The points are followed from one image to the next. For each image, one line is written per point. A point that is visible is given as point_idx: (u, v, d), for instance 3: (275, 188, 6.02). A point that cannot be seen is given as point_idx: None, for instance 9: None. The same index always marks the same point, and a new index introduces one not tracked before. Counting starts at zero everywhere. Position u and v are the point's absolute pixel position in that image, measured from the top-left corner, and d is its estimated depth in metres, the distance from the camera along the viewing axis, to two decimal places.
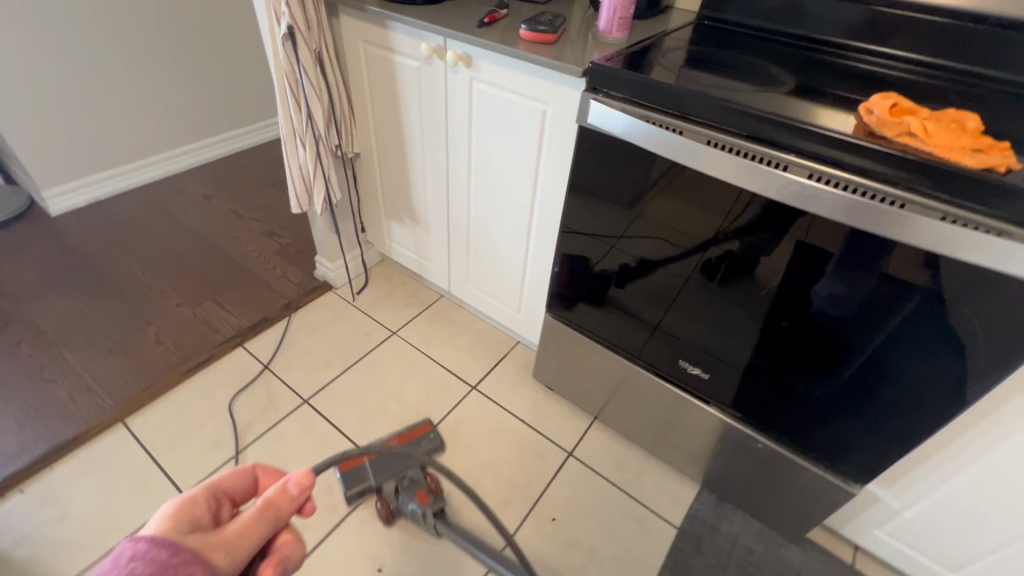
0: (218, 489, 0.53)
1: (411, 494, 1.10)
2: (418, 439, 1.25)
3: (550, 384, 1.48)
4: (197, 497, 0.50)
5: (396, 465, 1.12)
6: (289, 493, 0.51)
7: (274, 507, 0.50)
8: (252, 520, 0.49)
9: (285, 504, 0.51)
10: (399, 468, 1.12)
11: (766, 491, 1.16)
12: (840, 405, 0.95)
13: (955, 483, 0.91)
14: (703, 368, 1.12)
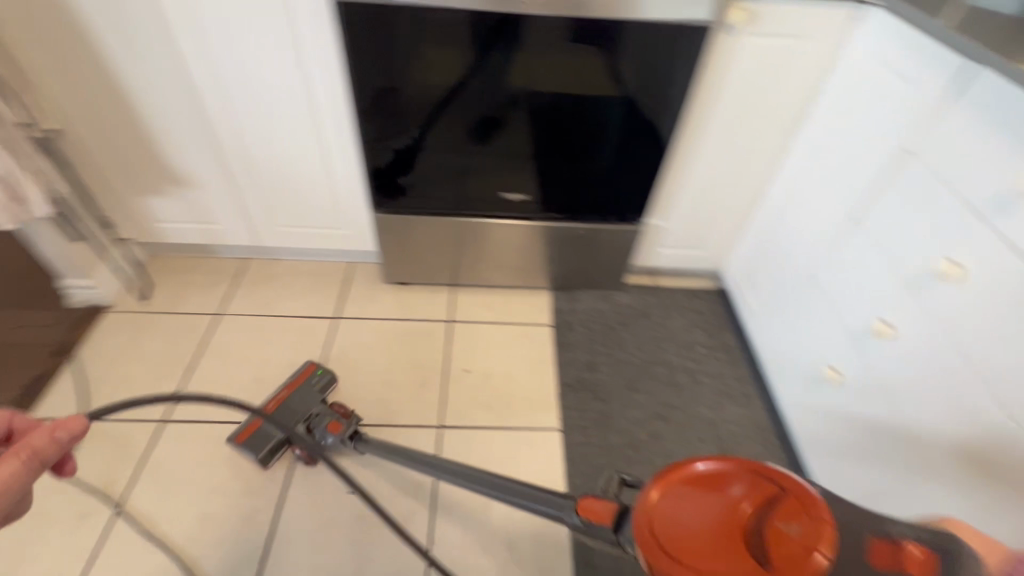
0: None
1: (324, 429, 1.10)
2: (309, 379, 1.22)
3: (403, 278, 1.56)
4: None
5: (293, 410, 1.16)
6: (57, 442, 0.54)
7: (41, 454, 0.53)
8: (18, 469, 0.51)
9: (50, 454, 0.53)
10: (302, 408, 1.17)
11: (594, 262, 1.52)
12: (616, 167, 1.29)
13: (689, 188, 1.35)
14: (521, 190, 1.34)
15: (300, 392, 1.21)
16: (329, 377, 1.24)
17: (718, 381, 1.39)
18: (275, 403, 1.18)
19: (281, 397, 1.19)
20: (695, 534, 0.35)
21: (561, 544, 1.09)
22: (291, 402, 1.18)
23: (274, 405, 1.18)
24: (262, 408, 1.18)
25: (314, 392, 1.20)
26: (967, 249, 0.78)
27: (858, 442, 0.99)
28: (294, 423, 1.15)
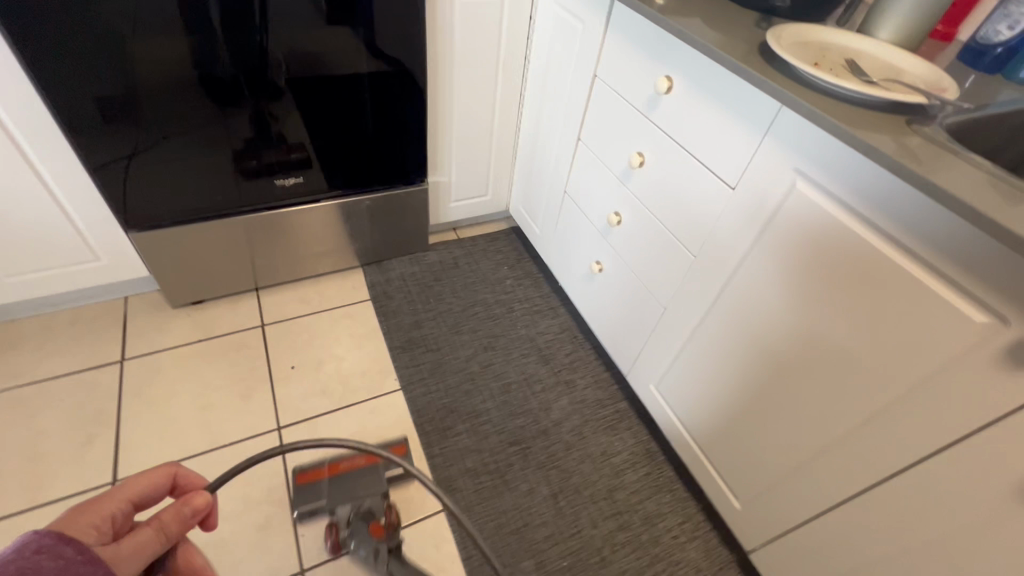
0: (133, 495, 0.58)
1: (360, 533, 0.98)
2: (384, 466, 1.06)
3: (194, 297, 1.43)
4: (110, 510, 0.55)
5: (354, 491, 1.03)
6: (182, 516, 0.59)
7: (169, 527, 0.57)
8: (152, 538, 0.55)
9: (175, 528, 0.58)
10: (361, 496, 1.02)
11: (393, 229, 1.58)
12: (382, 134, 1.35)
13: (456, 141, 1.48)
14: (295, 175, 1.32)
15: (374, 472, 1.06)
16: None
17: (526, 303, 1.59)
18: (343, 469, 1.06)
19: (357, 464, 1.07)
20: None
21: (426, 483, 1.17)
22: (357, 478, 1.04)
23: (343, 470, 1.06)
24: (335, 463, 1.07)
25: (382, 482, 1.03)
26: (642, 144, 1.03)
27: (622, 313, 1.25)
28: (344, 503, 1.02)
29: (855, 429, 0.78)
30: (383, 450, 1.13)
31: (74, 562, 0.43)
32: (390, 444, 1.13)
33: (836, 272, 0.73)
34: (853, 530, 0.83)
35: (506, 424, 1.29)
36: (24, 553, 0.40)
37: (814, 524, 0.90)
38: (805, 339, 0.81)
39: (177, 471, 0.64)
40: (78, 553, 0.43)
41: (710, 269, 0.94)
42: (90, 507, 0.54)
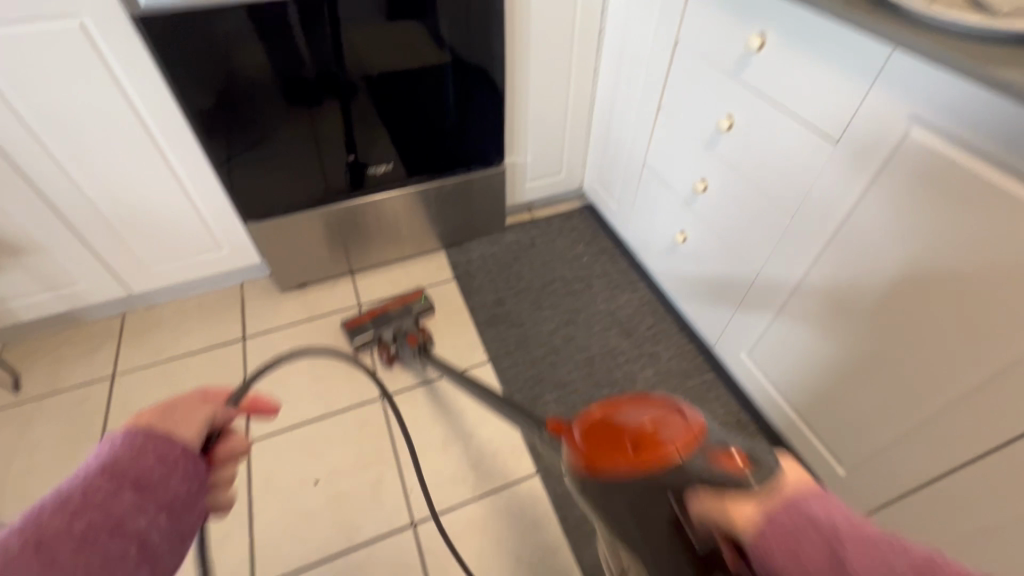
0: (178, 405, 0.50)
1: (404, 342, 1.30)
2: (409, 303, 1.41)
3: (298, 281, 1.57)
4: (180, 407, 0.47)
5: (391, 320, 1.36)
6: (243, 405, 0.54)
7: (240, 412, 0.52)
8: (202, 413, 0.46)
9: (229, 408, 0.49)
10: (397, 321, 1.35)
11: (472, 211, 1.64)
12: (463, 118, 1.41)
13: (531, 121, 1.51)
14: (385, 162, 1.42)
15: (404, 309, 1.39)
16: (427, 304, 1.42)
17: (605, 279, 1.60)
18: (379, 311, 1.39)
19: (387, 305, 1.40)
20: (634, 424, 0.40)
21: (519, 449, 1.23)
22: (392, 313, 1.38)
23: (380, 312, 1.39)
24: (372, 310, 1.39)
25: (411, 312, 1.38)
26: (731, 106, 1.01)
27: (709, 283, 1.24)
28: (388, 328, 1.34)
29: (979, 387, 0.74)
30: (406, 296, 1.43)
31: (148, 447, 0.39)
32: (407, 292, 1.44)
33: (957, 224, 0.70)
34: (976, 497, 0.79)
35: (592, 394, 1.33)
36: (81, 476, 0.35)
37: (929, 492, 0.86)
38: (919, 297, 0.77)
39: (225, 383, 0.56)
40: (153, 443, 0.39)
41: (809, 230, 0.92)
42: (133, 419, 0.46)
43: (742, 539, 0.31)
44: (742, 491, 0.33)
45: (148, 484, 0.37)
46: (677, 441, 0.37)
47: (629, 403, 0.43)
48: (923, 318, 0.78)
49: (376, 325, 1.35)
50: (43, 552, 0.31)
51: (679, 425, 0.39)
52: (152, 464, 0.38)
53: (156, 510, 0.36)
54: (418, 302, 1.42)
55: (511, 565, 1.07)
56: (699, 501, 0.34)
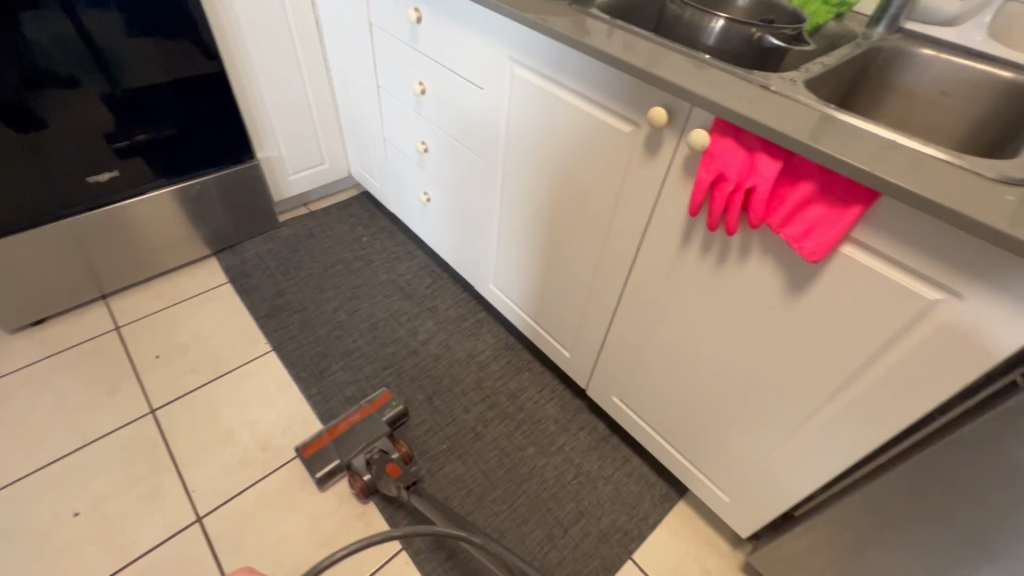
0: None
1: (379, 472, 1.03)
2: (375, 412, 1.21)
3: (31, 316, 1.39)
4: None
5: (364, 438, 1.14)
6: None
7: None
8: None
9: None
10: (369, 440, 1.14)
11: (236, 211, 1.62)
12: (192, 117, 1.38)
13: (273, 113, 1.54)
14: (107, 170, 1.32)
15: (374, 420, 1.18)
16: (401, 408, 1.23)
17: (384, 253, 1.71)
18: (343, 430, 1.17)
19: (352, 420, 1.18)
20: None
21: (309, 420, 1.27)
22: (360, 429, 1.17)
23: (343, 429, 1.17)
24: (333, 428, 1.17)
25: (382, 424, 1.17)
26: (419, 73, 1.18)
27: (455, 233, 1.41)
28: (357, 452, 1.12)
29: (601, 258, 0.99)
30: (370, 404, 1.22)
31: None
32: (374, 398, 1.23)
33: (553, 133, 0.92)
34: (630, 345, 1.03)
35: (378, 354, 1.42)
36: None
37: (606, 351, 1.10)
38: (557, 197, 1.00)
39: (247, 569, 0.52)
40: None
41: (492, 165, 1.12)
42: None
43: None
44: None
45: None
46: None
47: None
48: (567, 214, 1.00)
49: (344, 452, 1.13)
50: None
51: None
52: None
53: None
54: (388, 412, 1.21)
55: (307, 524, 1.10)
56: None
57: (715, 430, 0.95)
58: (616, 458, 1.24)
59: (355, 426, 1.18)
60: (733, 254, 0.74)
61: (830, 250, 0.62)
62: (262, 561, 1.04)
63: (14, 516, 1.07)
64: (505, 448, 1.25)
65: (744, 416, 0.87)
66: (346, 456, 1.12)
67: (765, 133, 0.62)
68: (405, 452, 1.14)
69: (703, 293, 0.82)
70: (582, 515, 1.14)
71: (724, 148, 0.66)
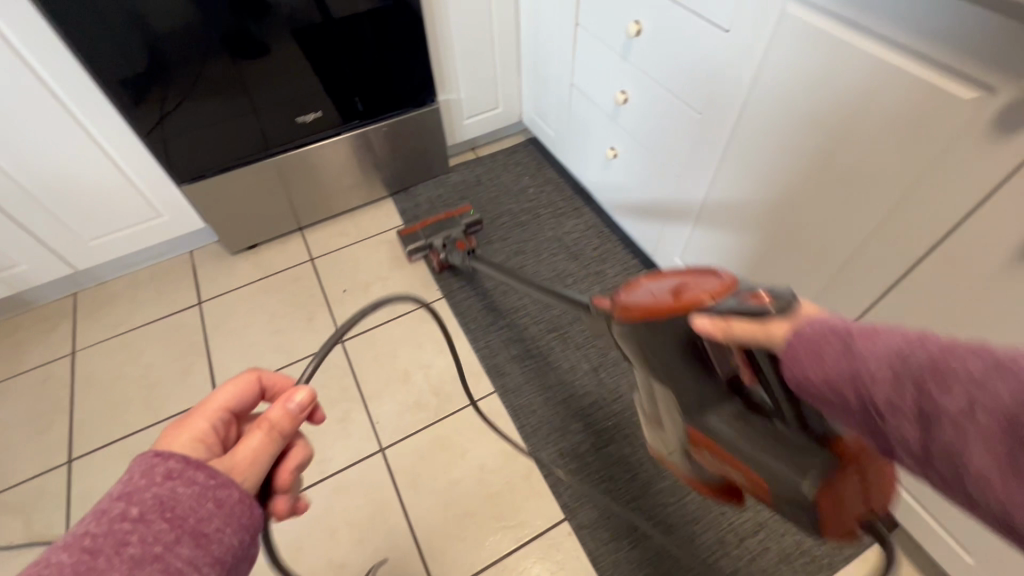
0: (223, 409, 0.53)
1: (452, 247, 1.37)
2: (458, 216, 1.49)
3: (247, 242, 1.56)
4: (200, 425, 0.51)
5: (443, 228, 1.44)
6: (287, 416, 0.51)
7: (275, 425, 0.51)
8: (262, 442, 0.49)
9: (288, 427, 0.52)
10: (448, 230, 1.43)
11: (414, 153, 1.64)
12: (386, 57, 1.38)
13: (458, 53, 1.49)
14: (312, 110, 1.38)
15: (454, 221, 1.46)
16: (475, 219, 1.46)
17: (551, 207, 1.64)
18: (433, 223, 1.47)
19: (439, 219, 1.47)
20: (653, 302, 0.48)
21: (477, 372, 1.29)
22: (444, 224, 1.46)
23: (432, 223, 1.47)
24: (425, 222, 1.47)
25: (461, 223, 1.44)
26: (638, 10, 1.02)
27: (642, 196, 1.28)
28: (438, 236, 1.42)
29: (856, 254, 0.80)
30: (454, 213, 1.49)
31: (207, 490, 0.42)
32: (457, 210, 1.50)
33: (829, 91, 0.73)
34: None
35: (543, 315, 1.38)
36: (139, 508, 0.38)
37: None
38: (809, 171, 0.81)
39: (263, 375, 0.58)
40: (207, 478, 0.42)
41: (716, 124, 0.96)
42: (183, 428, 0.50)
43: (774, 342, 0.39)
44: (762, 313, 0.40)
45: (206, 533, 0.40)
46: (710, 293, 0.46)
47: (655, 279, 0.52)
48: (820, 195, 0.81)
49: (429, 236, 1.43)
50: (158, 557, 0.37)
51: (705, 283, 0.47)
52: (209, 513, 0.41)
53: (207, 564, 0.39)
54: (466, 218, 1.48)
55: (475, 474, 1.14)
56: (702, 326, 0.43)
57: None
58: None
59: (439, 223, 1.47)
60: None
61: None
62: (435, 500, 1.11)
63: None
64: None
65: None
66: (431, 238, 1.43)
67: None
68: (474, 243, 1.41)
69: None
70: (761, 528, 1.04)
71: None
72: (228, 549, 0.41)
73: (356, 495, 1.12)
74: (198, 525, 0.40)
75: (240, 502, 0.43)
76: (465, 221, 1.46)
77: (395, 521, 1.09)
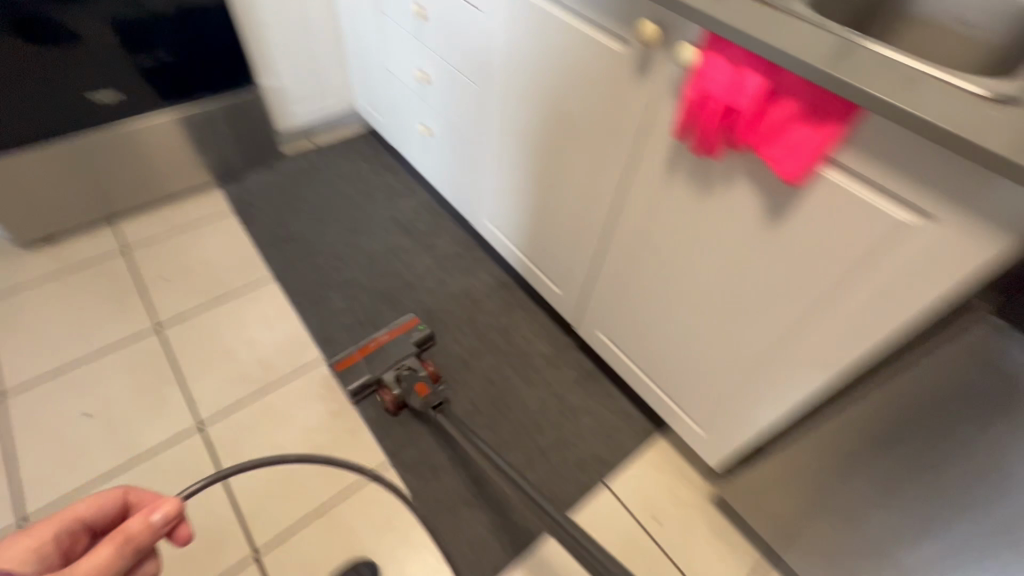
0: (77, 520, 0.47)
1: (412, 389, 1.15)
2: (407, 333, 1.28)
3: (42, 233, 1.43)
4: (44, 535, 0.45)
5: (390, 357, 1.24)
6: (151, 524, 0.45)
7: (133, 535, 0.44)
8: (111, 553, 0.42)
9: (148, 538, 0.45)
10: (395, 359, 1.23)
11: (239, 139, 1.62)
12: (192, 41, 1.37)
13: (275, 40, 1.51)
14: (109, 90, 1.32)
15: (401, 343, 1.26)
16: (427, 333, 1.29)
17: (385, 189, 1.71)
18: (374, 348, 1.25)
19: (382, 341, 1.26)
20: None
21: (306, 343, 1.32)
22: (388, 348, 1.25)
23: (374, 348, 1.25)
24: (365, 346, 1.26)
25: (410, 346, 1.25)
26: None
27: (454, 168, 1.41)
28: (387, 368, 1.21)
29: (590, 192, 0.98)
30: (398, 326, 1.30)
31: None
32: (402, 322, 1.30)
33: (549, 54, 0.89)
34: (617, 281, 1.03)
35: (375, 285, 1.45)
36: None
37: (594, 288, 1.11)
38: (551, 125, 0.99)
39: (134, 492, 0.51)
40: None
41: (489, 92, 1.10)
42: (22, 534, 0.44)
43: None
44: None
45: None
46: None
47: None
48: (560, 144, 0.99)
49: (372, 366, 1.22)
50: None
51: None
52: None
53: None
54: (416, 334, 1.29)
55: (299, 436, 1.16)
56: None
57: (692, 362, 0.97)
58: (599, 393, 1.28)
59: (383, 345, 1.26)
60: (716, 179, 0.73)
61: (808, 171, 0.61)
62: (256, 466, 1.11)
63: (31, 411, 1.15)
64: (493, 378, 1.29)
65: (716, 347, 0.89)
66: (376, 369, 1.22)
67: (751, 46, 0.60)
68: (433, 371, 1.22)
69: (688, 223, 0.81)
70: (562, 443, 1.19)
71: (711, 63, 0.64)
72: None
73: (169, 472, 1.09)
74: None
75: None
76: (418, 337, 1.28)
77: (213, 492, 1.07)
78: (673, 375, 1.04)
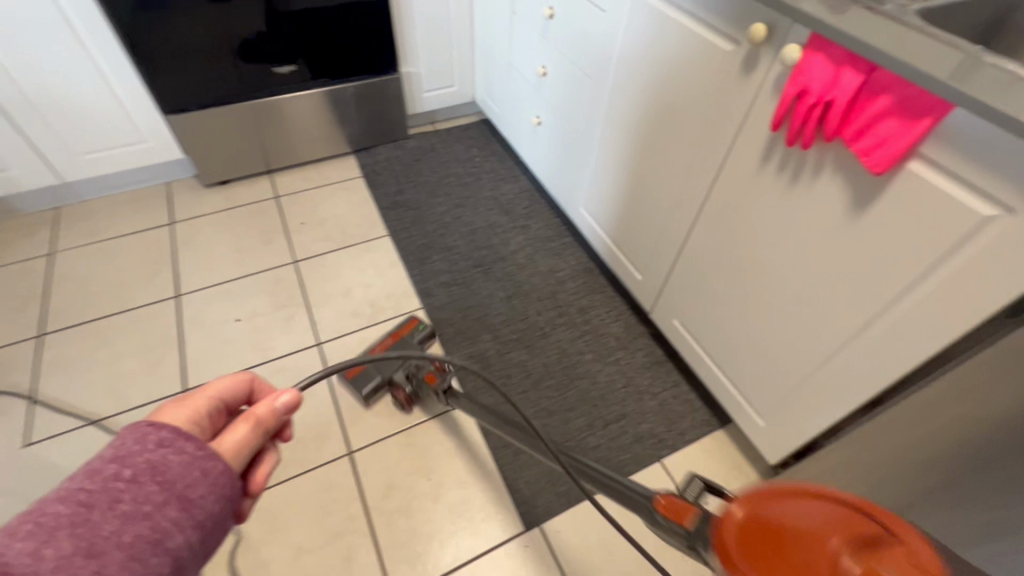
0: (218, 397, 0.49)
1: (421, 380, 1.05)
2: (406, 336, 1.32)
3: (220, 176, 1.77)
4: (202, 405, 0.48)
5: (397, 358, 1.25)
6: (276, 413, 0.49)
7: (263, 423, 0.48)
8: (247, 432, 0.46)
9: (273, 422, 0.49)
10: None
11: (376, 116, 1.89)
12: (356, 31, 1.63)
13: (419, 34, 1.75)
14: (287, 64, 1.62)
15: (403, 343, 1.30)
16: (427, 331, 1.34)
17: (492, 173, 1.89)
18: (380, 352, 1.28)
19: (386, 344, 1.30)
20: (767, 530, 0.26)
21: (409, 293, 1.51)
22: (394, 350, 1.27)
23: (380, 352, 1.28)
24: (371, 353, 1.28)
25: (412, 344, 1.29)
26: None
27: (557, 156, 1.54)
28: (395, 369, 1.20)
29: (683, 181, 1.06)
30: (399, 329, 1.34)
31: (198, 458, 0.39)
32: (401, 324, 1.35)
33: (662, 51, 1.00)
34: (698, 269, 1.10)
35: (473, 253, 1.62)
36: (128, 471, 0.36)
37: (674, 274, 1.19)
38: (654, 118, 1.08)
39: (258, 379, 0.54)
40: (196, 447, 0.39)
41: (601, 86, 1.22)
42: (177, 407, 0.46)
43: None
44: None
45: (191, 501, 0.37)
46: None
47: (772, 497, 0.27)
48: (661, 135, 1.08)
49: (381, 370, 1.23)
50: (92, 559, 0.31)
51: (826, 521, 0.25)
52: (196, 480, 0.38)
53: (190, 527, 0.36)
54: (417, 333, 1.33)
55: None
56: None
57: (762, 351, 1.01)
58: (667, 380, 1.34)
59: (387, 348, 1.29)
60: (807, 171, 0.80)
61: (894, 163, 0.66)
62: None
63: (199, 310, 1.44)
64: (566, 349, 1.40)
65: (788, 336, 0.94)
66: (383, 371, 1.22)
67: (850, 45, 0.66)
68: None
69: (775, 213, 0.87)
70: (623, 417, 1.27)
71: (812, 61, 0.72)
72: (201, 528, 0.37)
73: (293, 376, 1.32)
74: (190, 494, 0.37)
75: (224, 475, 0.39)
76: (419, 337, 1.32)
77: (322, 397, 1.28)
78: (740, 364, 1.08)
